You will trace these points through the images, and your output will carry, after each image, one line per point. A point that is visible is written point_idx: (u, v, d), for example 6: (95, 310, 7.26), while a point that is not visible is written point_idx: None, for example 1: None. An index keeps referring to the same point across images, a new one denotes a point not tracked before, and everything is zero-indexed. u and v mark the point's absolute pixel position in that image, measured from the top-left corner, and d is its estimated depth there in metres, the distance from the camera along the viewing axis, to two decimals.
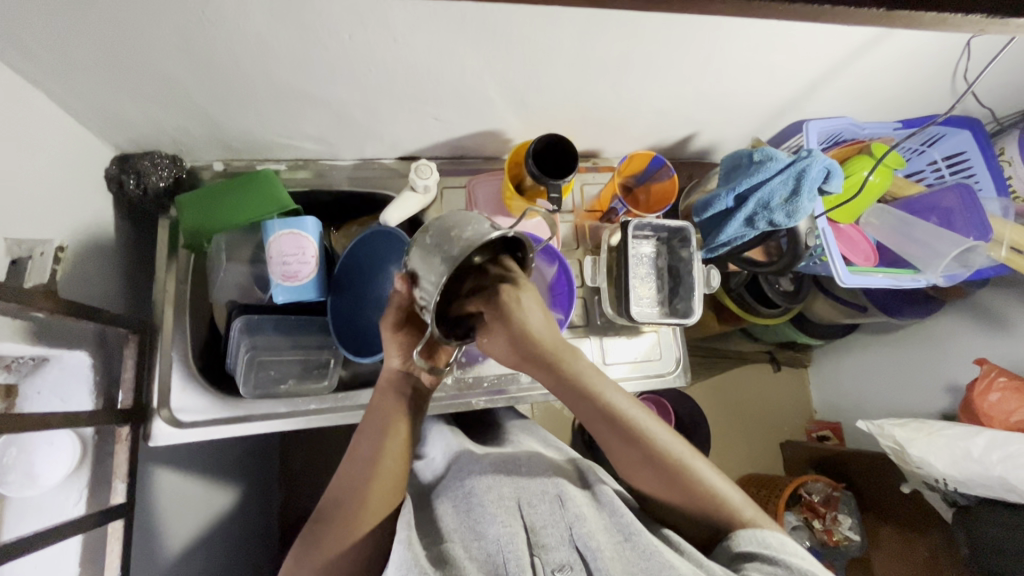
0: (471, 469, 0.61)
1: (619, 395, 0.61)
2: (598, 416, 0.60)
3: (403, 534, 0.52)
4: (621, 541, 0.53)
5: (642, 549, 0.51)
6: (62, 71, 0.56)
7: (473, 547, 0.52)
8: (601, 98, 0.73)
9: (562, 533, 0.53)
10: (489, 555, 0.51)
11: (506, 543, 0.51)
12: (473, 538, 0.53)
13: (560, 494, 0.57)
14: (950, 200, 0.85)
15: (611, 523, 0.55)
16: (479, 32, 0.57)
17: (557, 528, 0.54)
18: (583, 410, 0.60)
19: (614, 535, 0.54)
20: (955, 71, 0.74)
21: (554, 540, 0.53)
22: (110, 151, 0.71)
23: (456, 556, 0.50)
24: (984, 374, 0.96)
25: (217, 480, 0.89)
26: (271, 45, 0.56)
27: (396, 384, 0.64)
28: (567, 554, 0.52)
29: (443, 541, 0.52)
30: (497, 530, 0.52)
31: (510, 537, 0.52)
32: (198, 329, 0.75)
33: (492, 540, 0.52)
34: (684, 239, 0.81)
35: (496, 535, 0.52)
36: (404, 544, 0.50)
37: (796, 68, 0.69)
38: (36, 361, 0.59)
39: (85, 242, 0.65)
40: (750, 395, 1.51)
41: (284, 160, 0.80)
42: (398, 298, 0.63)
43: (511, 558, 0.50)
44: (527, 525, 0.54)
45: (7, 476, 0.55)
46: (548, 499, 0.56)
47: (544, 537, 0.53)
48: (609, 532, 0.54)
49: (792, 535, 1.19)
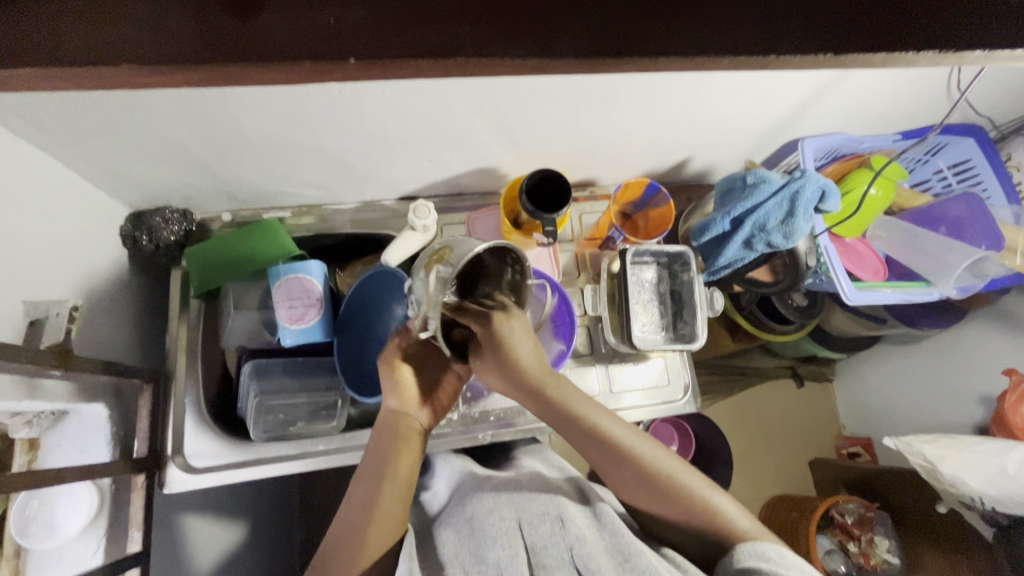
0: (474, 495, 0.62)
1: (608, 420, 0.62)
2: (591, 442, 0.61)
3: (403, 567, 0.53)
4: (621, 562, 0.52)
5: (642, 571, 0.50)
6: (77, 143, 0.60)
7: (471, 570, 0.53)
8: (591, 132, 0.75)
9: (562, 553, 0.53)
10: None
11: (505, 564, 0.51)
12: (474, 562, 0.54)
13: (561, 515, 0.56)
14: (958, 210, 0.84)
15: (612, 544, 0.54)
16: (465, 83, 0.60)
17: (557, 549, 0.53)
18: (579, 436, 0.61)
19: (614, 557, 0.52)
20: (947, 83, 0.74)
21: (555, 561, 0.52)
22: (124, 210, 0.75)
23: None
24: (1014, 385, 0.92)
25: (235, 521, 0.90)
26: (269, 106, 0.59)
27: (395, 424, 0.65)
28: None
29: (444, 569, 0.54)
30: (497, 554, 0.52)
31: (510, 560, 0.52)
32: (210, 375, 0.77)
33: (491, 563, 0.52)
34: (685, 262, 0.81)
35: (496, 558, 0.52)
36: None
37: (783, 91, 0.70)
38: (55, 415, 0.61)
39: (99, 298, 0.68)
40: (773, 413, 1.47)
41: (289, 207, 0.83)
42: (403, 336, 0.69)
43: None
44: (527, 545, 0.54)
45: (29, 528, 0.57)
46: (549, 519, 0.56)
47: (544, 558, 0.53)
48: (609, 553, 0.53)
49: (826, 560, 1.14)
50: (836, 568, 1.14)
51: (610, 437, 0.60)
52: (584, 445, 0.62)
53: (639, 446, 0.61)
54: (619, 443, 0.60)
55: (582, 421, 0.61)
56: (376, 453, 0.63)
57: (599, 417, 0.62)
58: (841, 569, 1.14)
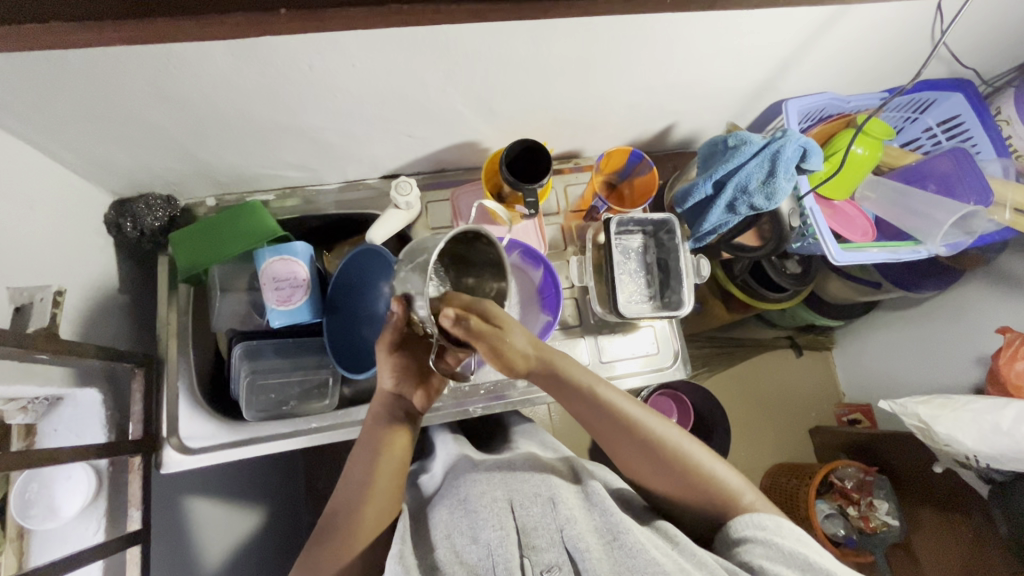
0: (467, 476, 0.63)
1: (609, 389, 0.62)
2: (593, 410, 0.61)
3: (394, 550, 0.54)
4: (610, 541, 0.53)
5: (631, 548, 0.51)
6: (50, 126, 0.59)
7: (465, 551, 0.54)
8: (569, 100, 0.73)
9: (552, 534, 0.54)
10: (479, 559, 0.53)
11: (495, 546, 0.53)
12: (466, 543, 0.54)
13: (552, 496, 0.57)
14: (947, 166, 0.83)
15: (601, 524, 0.55)
16: (434, 52, 0.58)
17: (547, 529, 0.54)
18: (578, 404, 0.61)
19: (603, 536, 0.54)
20: (932, 34, 0.72)
21: (545, 540, 0.54)
22: (108, 198, 0.75)
23: (446, 563, 0.52)
24: (1008, 343, 0.91)
25: (240, 502, 0.91)
26: (237, 83, 0.58)
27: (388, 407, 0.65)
28: (558, 555, 0.52)
29: (435, 549, 0.55)
30: (488, 535, 0.53)
31: (500, 540, 0.53)
32: (203, 359, 0.79)
33: (483, 544, 0.53)
34: (670, 230, 0.80)
35: (487, 539, 0.53)
36: (395, 559, 0.52)
37: (763, 49, 0.68)
38: (50, 400, 0.62)
39: (86, 285, 0.69)
40: (772, 382, 1.47)
41: (272, 190, 0.83)
42: (393, 319, 0.62)
43: (500, 561, 0.52)
44: (518, 525, 0.55)
45: (30, 510, 0.60)
46: (539, 500, 0.57)
47: (534, 538, 0.54)
48: (598, 533, 0.54)
49: (826, 524, 1.15)
50: (836, 532, 1.14)
51: (609, 406, 0.60)
52: (585, 414, 0.62)
53: (640, 417, 0.61)
54: (620, 413, 0.60)
55: (584, 390, 0.61)
56: (369, 433, 0.63)
57: (600, 387, 0.62)
58: (840, 533, 1.15)
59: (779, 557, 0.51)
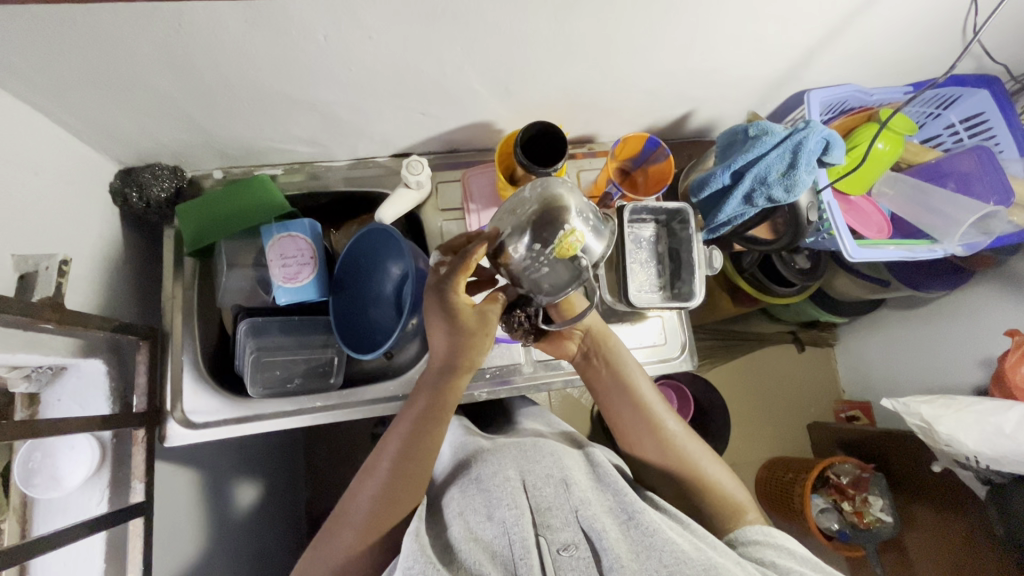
0: (483, 454, 0.63)
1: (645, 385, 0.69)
2: (625, 396, 0.68)
3: (411, 527, 0.53)
4: (624, 521, 0.54)
5: (646, 527, 0.52)
6: (55, 89, 0.58)
7: (479, 529, 0.53)
8: (588, 82, 0.72)
9: (566, 514, 0.54)
10: (495, 537, 0.51)
11: (512, 524, 0.51)
12: (480, 520, 0.53)
13: (565, 478, 0.57)
14: (968, 164, 0.82)
15: (614, 505, 0.56)
16: (453, 25, 0.56)
17: (562, 510, 0.54)
18: (613, 390, 0.69)
19: (617, 516, 0.54)
20: (964, 27, 0.70)
21: (560, 520, 0.53)
22: (114, 166, 0.74)
23: (460, 540, 0.51)
24: (1016, 346, 0.90)
25: (241, 476, 0.92)
26: (249, 51, 0.56)
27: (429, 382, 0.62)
28: (573, 534, 0.52)
29: (449, 527, 0.54)
30: (503, 513, 0.52)
31: (516, 519, 0.52)
32: (207, 333, 0.78)
33: (498, 522, 0.52)
34: (683, 219, 0.78)
35: (502, 518, 0.52)
36: (412, 536, 0.52)
37: (791, 36, 0.66)
38: (54, 370, 0.61)
39: (91, 254, 0.68)
40: (773, 376, 1.47)
41: (280, 164, 0.82)
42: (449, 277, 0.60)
43: (517, 540, 0.50)
44: (532, 505, 0.54)
45: (34, 479, 0.59)
46: (552, 482, 0.56)
47: (549, 518, 0.53)
48: (613, 513, 0.55)
49: (819, 518, 1.17)
50: (829, 526, 1.16)
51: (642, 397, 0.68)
52: (616, 401, 0.69)
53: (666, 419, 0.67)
54: (647, 407, 0.67)
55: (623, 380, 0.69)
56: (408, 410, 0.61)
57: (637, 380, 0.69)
58: (833, 527, 1.16)
59: (790, 557, 0.52)
